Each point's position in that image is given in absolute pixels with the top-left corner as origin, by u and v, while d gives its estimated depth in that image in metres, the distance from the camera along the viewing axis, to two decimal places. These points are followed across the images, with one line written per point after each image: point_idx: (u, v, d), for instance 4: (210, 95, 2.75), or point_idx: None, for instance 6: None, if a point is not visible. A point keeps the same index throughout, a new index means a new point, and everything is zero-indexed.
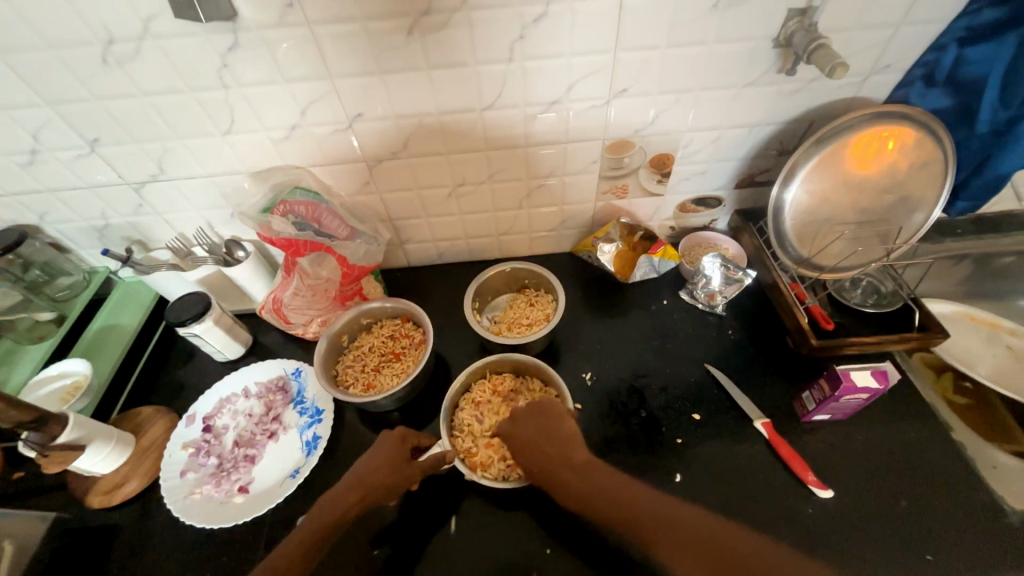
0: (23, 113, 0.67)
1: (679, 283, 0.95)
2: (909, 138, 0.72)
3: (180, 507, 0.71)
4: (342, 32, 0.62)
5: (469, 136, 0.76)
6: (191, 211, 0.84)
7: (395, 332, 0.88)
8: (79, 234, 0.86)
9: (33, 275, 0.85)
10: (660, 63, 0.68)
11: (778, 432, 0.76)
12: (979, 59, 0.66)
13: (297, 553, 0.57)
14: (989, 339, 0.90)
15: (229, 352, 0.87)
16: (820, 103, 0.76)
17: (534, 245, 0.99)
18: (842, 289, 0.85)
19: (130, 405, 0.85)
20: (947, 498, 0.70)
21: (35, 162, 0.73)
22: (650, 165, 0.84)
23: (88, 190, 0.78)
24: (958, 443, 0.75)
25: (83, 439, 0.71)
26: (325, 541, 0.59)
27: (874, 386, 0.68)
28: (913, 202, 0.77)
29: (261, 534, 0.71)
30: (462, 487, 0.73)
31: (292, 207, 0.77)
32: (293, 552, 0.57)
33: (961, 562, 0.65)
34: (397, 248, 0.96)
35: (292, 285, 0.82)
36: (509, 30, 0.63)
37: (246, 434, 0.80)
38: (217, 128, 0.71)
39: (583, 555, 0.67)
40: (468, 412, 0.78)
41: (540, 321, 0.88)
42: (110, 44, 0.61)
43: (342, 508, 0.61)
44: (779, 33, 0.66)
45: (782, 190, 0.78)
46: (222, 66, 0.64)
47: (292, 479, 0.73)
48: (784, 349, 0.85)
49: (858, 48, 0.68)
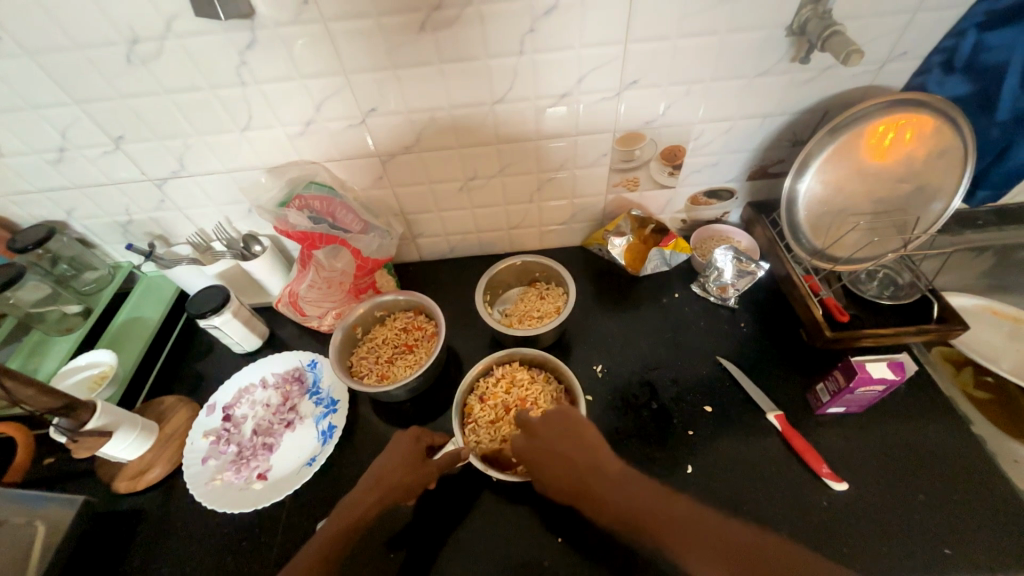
0: (52, 112, 0.69)
1: (690, 275, 0.95)
2: (927, 127, 0.71)
3: (201, 494, 0.73)
4: (355, 28, 0.63)
5: (480, 130, 0.77)
6: (210, 206, 0.86)
7: (408, 324, 0.89)
8: (103, 230, 0.89)
9: (61, 268, 0.88)
10: (671, 55, 0.68)
11: (792, 425, 0.76)
12: (999, 46, 0.65)
13: (321, 552, 0.59)
14: (1013, 332, 0.88)
15: (246, 344, 0.90)
16: (834, 92, 0.75)
17: (545, 238, 1.00)
18: (857, 281, 0.84)
19: (153, 394, 0.88)
20: (968, 494, 0.69)
21: (61, 159, 0.76)
22: (661, 157, 0.84)
23: (112, 187, 0.81)
24: (978, 438, 0.73)
25: (109, 425, 0.73)
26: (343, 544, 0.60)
27: (890, 377, 0.67)
28: (932, 192, 0.76)
29: (279, 521, 0.73)
30: (476, 476, 0.75)
31: (307, 202, 0.79)
32: (314, 558, 0.58)
33: (982, 557, 0.63)
34: (409, 242, 0.98)
35: (307, 278, 0.84)
36: (519, 23, 0.64)
37: (264, 423, 0.82)
38: (235, 124, 0.73)
39: (596, 544, 0.68)
40: (488, 412, 0.78)
41: (551, 314, 0.89)
42: (133, 43, 0.63)
43: (358, 512, 0.63)
44: (792, 21, 0.65)
45: (796, 181, 0.77)
46: (241, 63, 0.66)
47: (308, 467, 0.75)
48: (799, 342, 0.84)
49: (873, 35, 0.68)
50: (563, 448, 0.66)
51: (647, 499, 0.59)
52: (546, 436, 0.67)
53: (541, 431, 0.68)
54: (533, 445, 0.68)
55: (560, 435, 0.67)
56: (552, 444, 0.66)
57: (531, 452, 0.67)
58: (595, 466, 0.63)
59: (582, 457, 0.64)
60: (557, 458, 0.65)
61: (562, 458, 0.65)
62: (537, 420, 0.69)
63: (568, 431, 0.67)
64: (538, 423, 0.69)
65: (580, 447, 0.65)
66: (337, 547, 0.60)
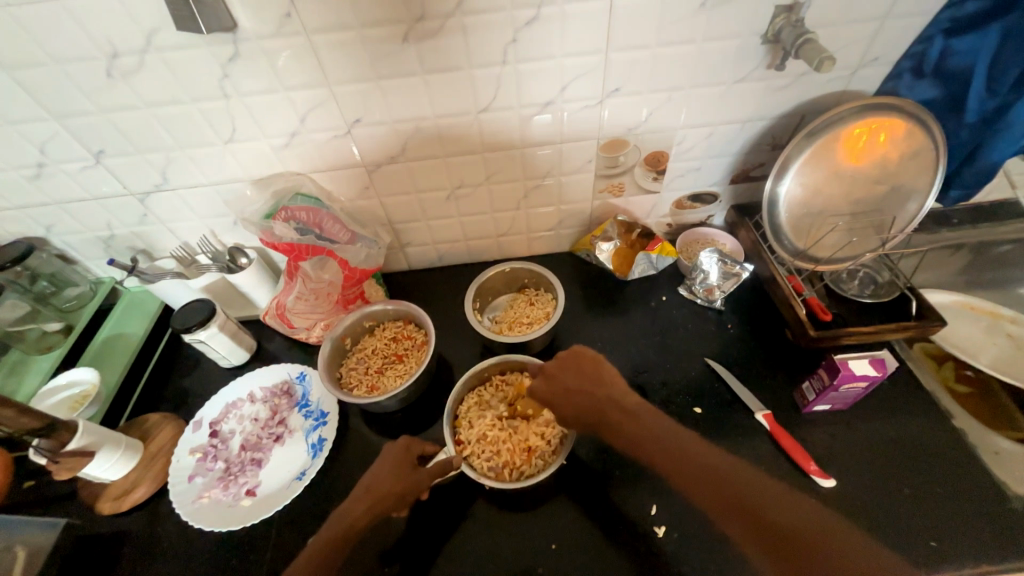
0: (30, 127, 0.69)
1: (677, 279, 0.96)
2: (900, 130, 0.73)
3: (188, 512, 0.72)
4: (339, 39, 0.63)
5: (466, 139, 0.77)
6: (194, 219, 0.85)
7: (397, 334, 0.89)
8: (84, 246, 0.88)
9: (40, 286, 0.87)
10: (651, 63, 0.70)
11: (780, 424, 0.77)
12: (964, 50, 0.67)
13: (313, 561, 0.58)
14: (990, 327, 0.90)
15: (233, 358, 0.88)
16: (809, 98, 0.77)
17: (533, 245, 1.00)
18: (838, 280, 0.86)
19: (137, 412, 0.86)
20: (950, 486, 0.70)
21: (40, 174, 0.75)
22: (645, 163, 0.85)
23: (93, 201, 0.80)
24: (960, 431, 0.75)
25: (91, 445, 0.72)
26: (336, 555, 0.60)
27: (872, 374, 0.68)
28: (907, 192, 0.78)
29: (268, 537, 0.72)
30: (469, 485, 0.74)
31: (292, 213, 0.78)
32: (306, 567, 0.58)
33: (966, 548, 0.64)
34: (397, 251, 0.98)
35: (294, 289, 0.83)
36: (502, 34, 0.65)
37: (252, 438, 0.80)
38: (219, 137, 0.73)
39: (589, 549, 0.68)
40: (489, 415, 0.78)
41: (540, 320, 0.89)
42: (113, 57, 0.62)
43: (352, 520, 0.62)
44: (767, 29, 0.67)
45: (776, 184, 0.79)
46: (224, 76, 0.66)
47: (298, 481, 0.74)
48: (784, 341, 0.85)
49: (844, 43, 0.70)
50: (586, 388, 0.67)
51: (672, 440, 0.58)
52: (562, 376, 0.69)
53: (560, 373, 0.70)
54: (554, 380, 0.70)
55: (594, 375, 0.68)
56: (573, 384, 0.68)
57: (553, 391, 0.69)
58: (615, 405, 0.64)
59: (603, 394, 0.66)
60: (586, 395, 0.67)
61: (586, 404, 0.66)
62: (561, 358, 0.71)
63: (588, 374, 0.68)
64: (555, 366, 0.71)
65: (602, 392, 0.66)
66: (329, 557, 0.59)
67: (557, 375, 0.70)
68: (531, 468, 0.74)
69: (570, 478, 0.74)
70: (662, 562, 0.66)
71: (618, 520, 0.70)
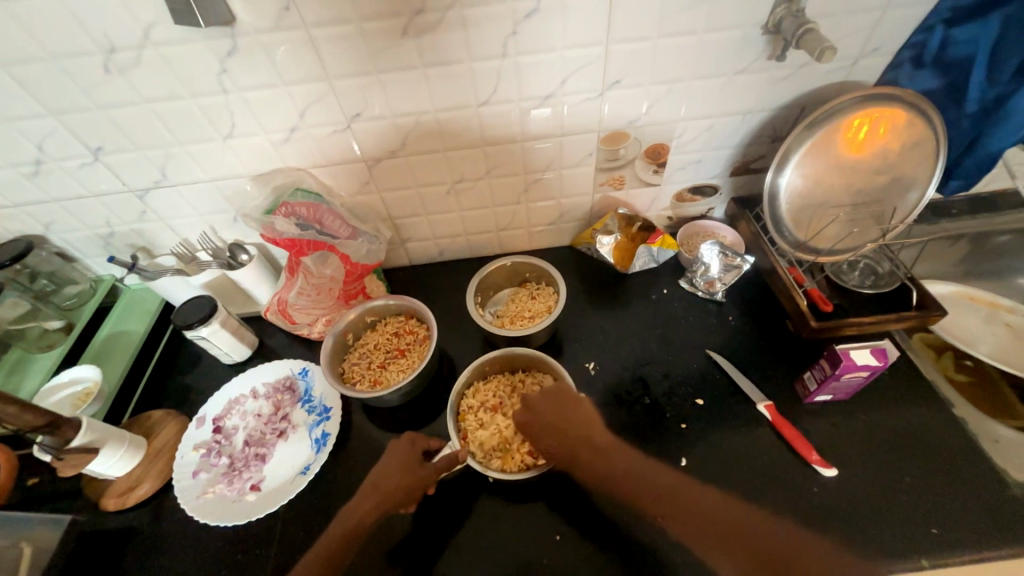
0: (28, 124, 0.68)
1: (678, 271, 0.96)
2: (900, 121, 0.73)
3: (193, 507, 0.72)
4: (338, 33, 0.63)
5: (465, 133, 0.77)
6: (194, 216, 0.85)
7: (399, 329, 0.89)
8: (84, 244, 0.87)
9: (40, 284, 0.87)
10: (651, 55, 0.70)
11: (781, 415, 0.77)
12: (965, 39, 0.67)
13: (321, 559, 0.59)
14: (990, 317, 0.91)
15: (235, 354, 0.88)
16: (810, 89, 0.77)
17: (534, 239, 1.00)
18: (839, 272, 0.86)
19: (140, 409, 0.86)
20: (951, 473, 0.71)
21: (39, 172, 0.74)
22: (645, 155, 0.85)
23: (92, 199, 0.80)
24: (960, 420, 0.75)
25: (95, 442, 0.72)
26: (344, 554, 0.61)
27: (873, 363, 0.69)
28: (907, 182, 0.79)
29: (273, 531, 0.72)
30: (473, 479, 0.74)
31: (293, 209, 0.78)
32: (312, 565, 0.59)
33: (966, 535, 0.65)
34: (398, 246, 0.98)
35: (296, 285, 0.83)
36: (501, 27, 0.64)
37: (256, 434, 0.81)
38: (218, 132, 0.73)
39: (594, 539, 0.68)
40: (496, 398, 0.80)
41: (542, 314, 0.89)
42: (112, 53, 0.62)
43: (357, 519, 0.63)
44: (767, 20, 0.67)
45: (777, 175, 0.79)
46: (222, 71, 0.65)
47: (302, 475, 0.75)
48: (786, 332, 0.86)
49: (845, 33, 0.70)
50: (557, 420, 0.69)
51: (629, 466, 0.64)
52: (536, 409, 0.71)
53: (538, 404, 0.71)
54: (526, 414, 0.71)
55: (569, 412, 0.69)
56: (545, 418, 0.70)
57: (530, 422, 0.71)
58: (581, 436, 0.67)
59: (575, 434, 0.68)
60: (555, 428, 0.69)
61: (546, 437, 0.69)
62: (541, 395, 0.71)
63: (565, 408, 0.70)
64: (538, 397, 0.71)
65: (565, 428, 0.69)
66: (337, 551, 0.60)
67: (538, 405, 0.71)
68: (529, 459, 0.74)
69: (573, 471, 0.74)
70: (666, 552, 0.67)
71: (621, 510, 0.70)
